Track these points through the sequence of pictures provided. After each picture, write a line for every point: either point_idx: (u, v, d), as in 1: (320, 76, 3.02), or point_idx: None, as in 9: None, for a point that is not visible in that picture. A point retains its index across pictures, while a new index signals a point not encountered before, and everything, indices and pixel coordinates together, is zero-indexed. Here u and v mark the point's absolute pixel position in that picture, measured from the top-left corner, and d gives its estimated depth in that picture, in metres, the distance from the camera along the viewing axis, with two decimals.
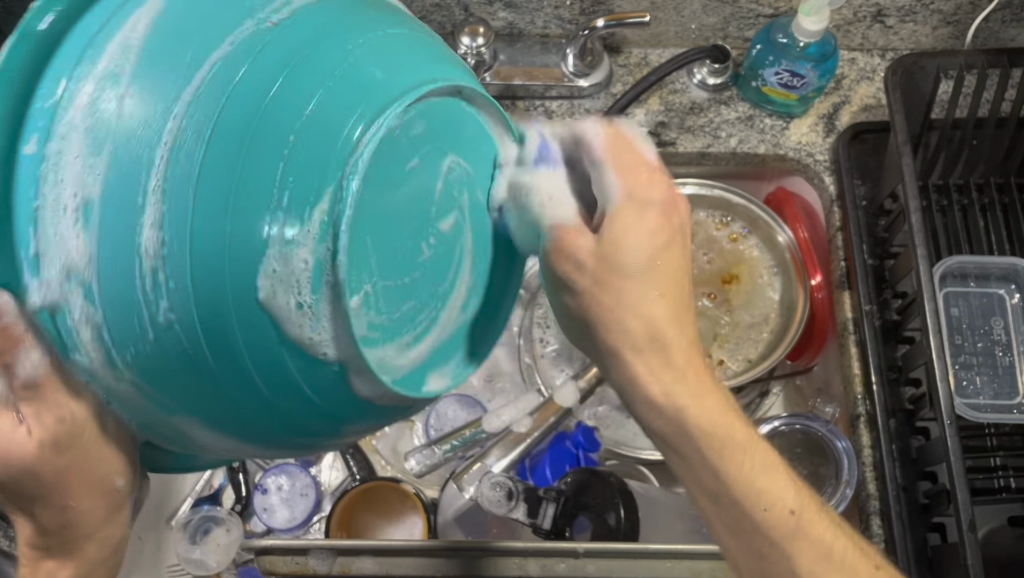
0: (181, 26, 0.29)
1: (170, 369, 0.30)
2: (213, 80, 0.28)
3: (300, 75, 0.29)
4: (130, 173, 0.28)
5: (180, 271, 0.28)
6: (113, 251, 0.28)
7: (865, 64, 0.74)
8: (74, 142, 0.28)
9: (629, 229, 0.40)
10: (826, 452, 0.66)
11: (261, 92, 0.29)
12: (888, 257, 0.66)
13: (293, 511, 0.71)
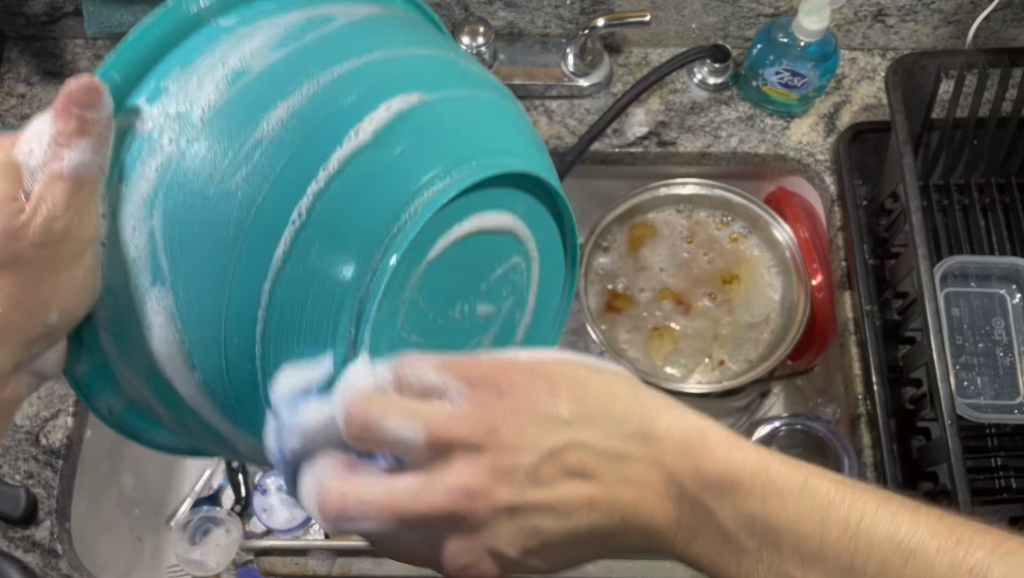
0: (375, 35, 0.37)
1: (189, 247, 0.34)
2: (353, 78, 0.35)
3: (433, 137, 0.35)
4: (254, 101, 0.34)
5: (256, 185, 0.33)
6: (214, 144, 0.33)
7: (865, 64, 0.74)
8: (250, 46, 0.35)
9: (571, 393, 0.40)
10: (826, 451, 0.67)
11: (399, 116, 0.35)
12: (888, 257, 0.66)
13: (292, 512, 0.70)
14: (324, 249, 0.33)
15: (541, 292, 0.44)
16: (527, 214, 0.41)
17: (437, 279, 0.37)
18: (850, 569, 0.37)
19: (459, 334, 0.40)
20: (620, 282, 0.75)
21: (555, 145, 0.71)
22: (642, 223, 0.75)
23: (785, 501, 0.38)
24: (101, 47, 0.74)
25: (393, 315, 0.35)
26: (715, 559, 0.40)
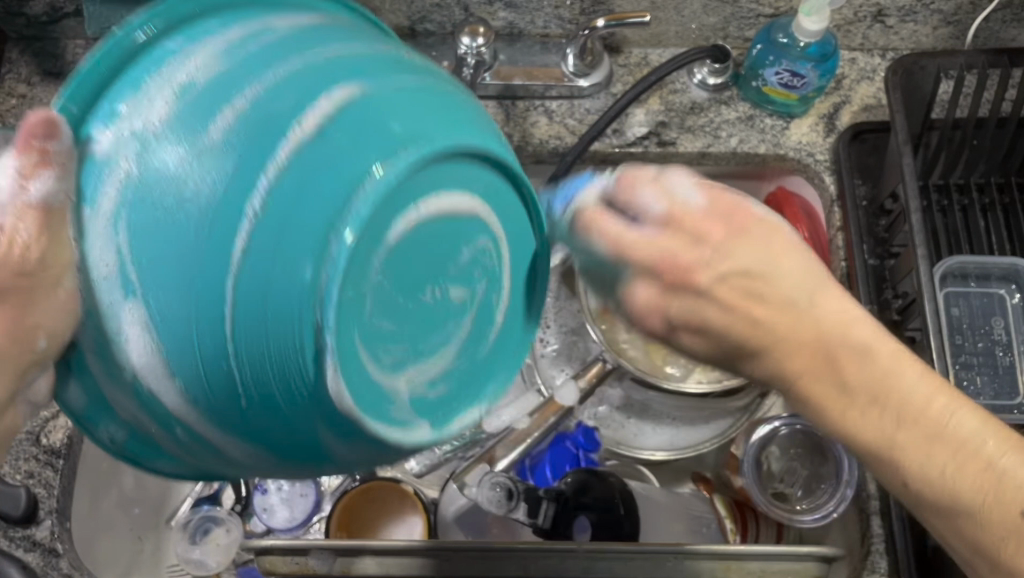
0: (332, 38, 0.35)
1: (154, 258, 0.31)
2: (293, 80, 0.32)
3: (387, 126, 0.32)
4: (206, 104, 0.31)
5: (211, 186, 0.30)
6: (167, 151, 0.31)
7: (865, 65, 0.74)
8: (195, 59, 0.32)
9: (740, 251, 0.39)
10: (827, 452, 0.66)
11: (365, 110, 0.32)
12: (888, 257, 0.66)
13: (293, 511, 0.71)
14: (277, 252, 0.30)
15: (513, 278, 0.41)
16: (485, 193, 0.37)
17: (400, 267, 0.34)
18: (939, 437, 0.38)
19: (426, 323, 0.36)
20: None
21: (555, 145, 0.71)
22: None
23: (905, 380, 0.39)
24: None
25: (356, 305, 0.32)
26: (822, 404, 0.40)
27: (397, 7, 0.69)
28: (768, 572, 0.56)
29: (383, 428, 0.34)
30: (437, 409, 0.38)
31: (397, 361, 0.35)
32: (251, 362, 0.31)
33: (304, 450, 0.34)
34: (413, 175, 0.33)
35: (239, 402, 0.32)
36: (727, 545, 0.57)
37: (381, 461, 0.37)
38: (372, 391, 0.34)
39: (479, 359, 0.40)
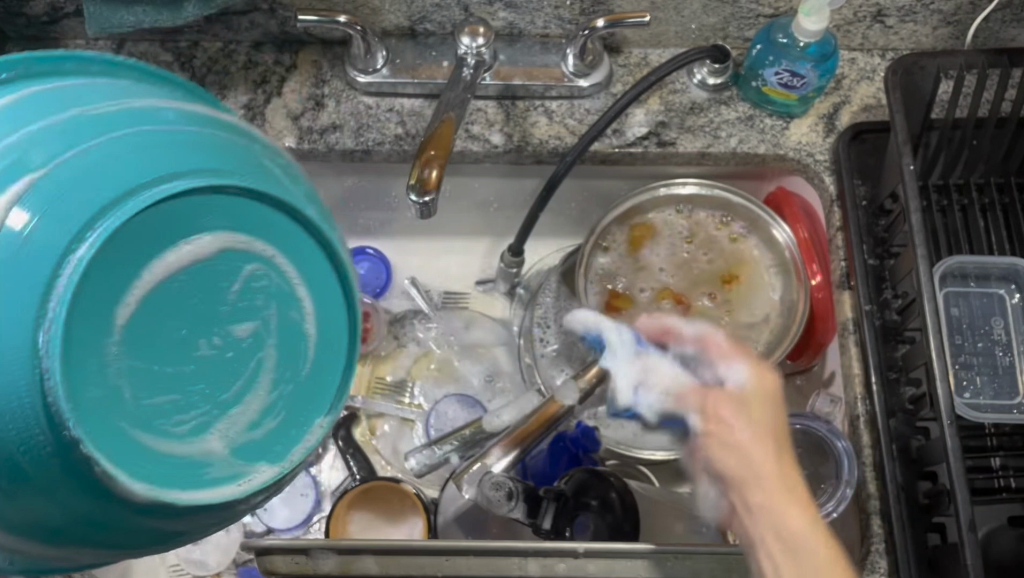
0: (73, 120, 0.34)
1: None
2: (86, 157, 0.33)
3: (107, 193, 0.32)
4: None
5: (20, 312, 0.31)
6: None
7: (865, 64, 0.74)
8: None
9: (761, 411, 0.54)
10: (826, 451, 0.66)
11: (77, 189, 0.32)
12: (888, 257, 0.66)
13: (293, 511, 0.73)
14: (9, 370, 0.31)
15: (314, 291, 0.40)
16: (231, 224, 0.36)
17: (142, 337, 0.34)
18: (780, 501, 0.49)
19: (219, 377, 0.37)
20: (620, 282, 0.75)
21: (555, 145, 0.71)
22: (642, 223, 0.75)
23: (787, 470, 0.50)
24: (101, 47, 0.74)
25: (112, 394, 0.33)
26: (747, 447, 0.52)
27: (397, 7, 0.69)
28: None
29: (198, 496, 0.36)
30: (271, 445, 0.39)
31: (201, 422, 0.36)
32: (25, 478, 0.32)
33: (142, 539, 0.36)
34: (102, 248, 0.32)
35: (66, 527, 0.34)
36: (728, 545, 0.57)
37: (236, 510, 0.39)
38: (177, 463, 0.35)
39: (305, 379, 0.40)
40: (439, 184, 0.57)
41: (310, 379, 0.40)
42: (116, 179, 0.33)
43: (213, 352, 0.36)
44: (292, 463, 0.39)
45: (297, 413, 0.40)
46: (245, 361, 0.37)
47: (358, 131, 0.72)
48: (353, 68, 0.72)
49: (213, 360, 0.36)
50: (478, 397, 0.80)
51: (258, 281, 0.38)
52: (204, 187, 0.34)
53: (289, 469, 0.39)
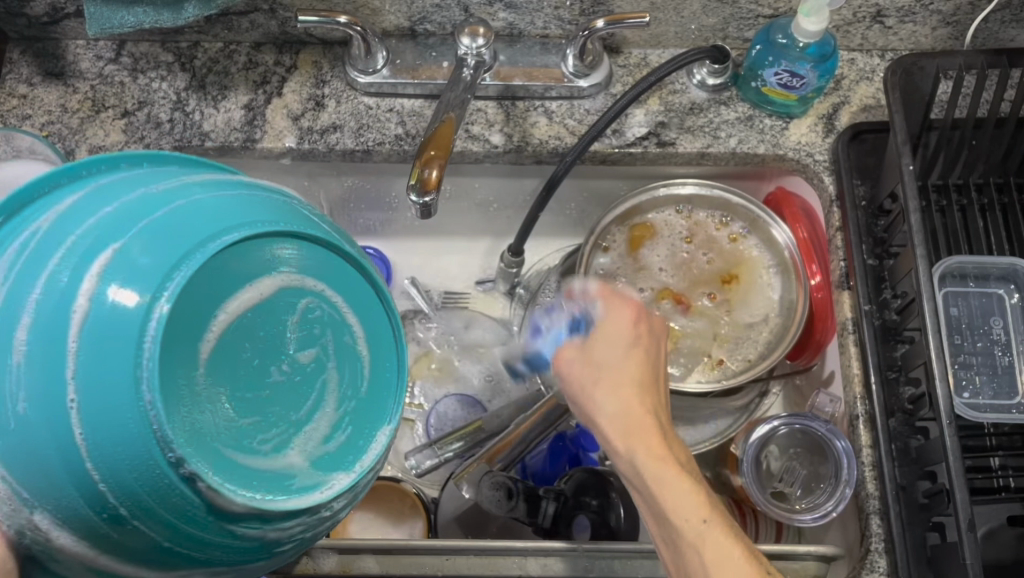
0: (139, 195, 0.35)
1: (104, 436, 0.32)
2: (162, 217, 0.34)
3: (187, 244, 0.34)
4: (53, 304, 0.32)
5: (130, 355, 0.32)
6: (93, 339, 0.32)
7: (864, 65, 0.74)
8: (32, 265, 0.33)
9: (614, 357, 0.51)
10: (826, 451, 0.66)
11: (161, 242, 0.34)
12: (887, 257, 0.66)
13: None
14: (113, 417, 0.32)
15: (361, 316, 0.41)
16: (286, 266, 0.37)
17: (223, 367, 0.35)
18: (657, 480, 0.45)
19: (290, 400, 0.38)
20: (620, 282, 0.75)
21: (555, 145, 0.71)
22: (642, 223, 0.75)
23: (657, 436, 0.48)
24: (102, 48, 0.74)
25: (202, 419, 0.34)
26: (618, 406, 0.48)
27: (397, 8, 0.69)
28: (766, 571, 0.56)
29: (291, 502, 0.36)
30: (345, 455, 0.39)
31: (280, 439, 0.37)
32: (134, 504, 0.32)
33: (250, 551, 0.36)
34: (185, 295, 0.34)
35: (169, 551, 0.34)
36: None
37: (318, 526, 0.39)
38: (266, 476, 0.36)
39: (365, 394, 0.40)
40: (439, 184, 0.57)
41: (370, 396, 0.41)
42: (194, 231, 0.34)
43: (289, 379, 0.37)
44: (369, 469, 0.40)
45: (365, 428, 0.40)
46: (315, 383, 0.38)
47: (358, 131, 0.72)
48: (353, 68, 0.72)
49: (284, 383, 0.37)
50: (478, 398, 0.80)
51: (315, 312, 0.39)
52: (262, 235, 0.36)
53: (364, 473, 0.39)
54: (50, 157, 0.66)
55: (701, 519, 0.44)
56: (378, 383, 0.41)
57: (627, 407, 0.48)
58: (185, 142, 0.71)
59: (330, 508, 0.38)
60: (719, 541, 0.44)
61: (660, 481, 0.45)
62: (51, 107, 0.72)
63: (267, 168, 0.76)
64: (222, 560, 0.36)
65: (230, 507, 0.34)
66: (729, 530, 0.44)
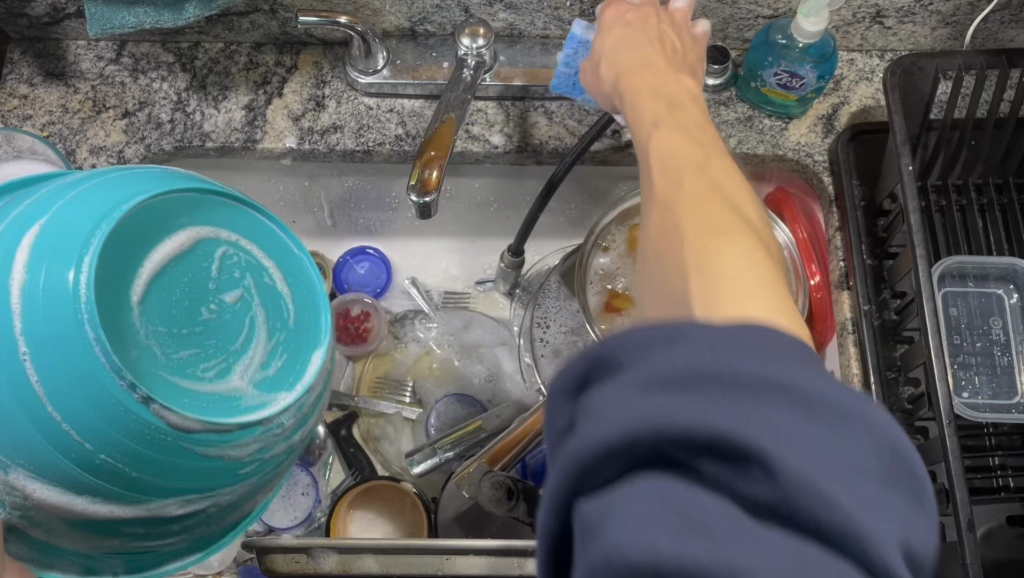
0: (49, 190, 0.37)
1: (59, 386, 0.33)
2: (74, 194, 0.35)
3: (96, 206, 0.35)
4: None
5: (63, 312, 0.33)
6: (32, 306, 0.33)
7: (863, 65, 0.74)
8: None
9: (629, 30, 0.55)
10: None
11: (73, 211, 0.35)
12: (886, 257, 0.66)
13: (294, 510, 0.73)
14: (63, 356, 0.32)
15: (276, 259, 0.42)
16: (197, 220, 0.39)
17: (154, 312, 0.36)
18: (636, 121, 0.49)
19: (221, 336, 0.39)
20: (620, 282, 0.75)
21: (555, 146, 0.72)
22: None
23: (655, 102, 0.48)
24: (103, 48, 0.75)
25: (142, 353, 0.35)
26: (633, 72, 0.52)
27: (397, 8, 0.69)
28: None
29: (241, 419, 0.37)
30: (286, 377, 0.40)
31: (219, 368, 0.38)
32: (100, 442, 0.33)
33: (214, 476, 0.37)
34: (108, 245, 0.34)
35: (137, 482, 0.35)
36: None
37: (278, 448, 0.39)
38: (209, 400, 0.37)
39: (293, 325, 0.41)
40: (439, 184, 0.57)
41: (298, 323, 0.42)
42: (99, 199, 0.35)
43: (219, 318, 0.38)
44: (310, 387, 0.40)
45: (300, 352, 0.41)
46: (245, 317, 0.39)
47: (358, 131, 0.72)
48: (353, 68, 0.72)
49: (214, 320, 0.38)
50: (478, 397, 0.79)
51: (230, 254, 0.40)
52: (166, 193, 0.37)
53: (309, 390, 0.40)
54: (52, 157, 0.66)
55: (653, 137, 0.46)
56: (302, 311, 0.42)
57: (640, 81, 0.51)
58: (185, 143, 0.71)
59: (283, 427, 0.39)
60: (681, 160, 0.43)
61: (639, 127, 0.48)
62: (52, 107, 0.72)
63: (268, 168, 0.76)
64: (188, 488, 0.36)
65: (186, 429, 0.35)
66: (707, 175, 0.42)
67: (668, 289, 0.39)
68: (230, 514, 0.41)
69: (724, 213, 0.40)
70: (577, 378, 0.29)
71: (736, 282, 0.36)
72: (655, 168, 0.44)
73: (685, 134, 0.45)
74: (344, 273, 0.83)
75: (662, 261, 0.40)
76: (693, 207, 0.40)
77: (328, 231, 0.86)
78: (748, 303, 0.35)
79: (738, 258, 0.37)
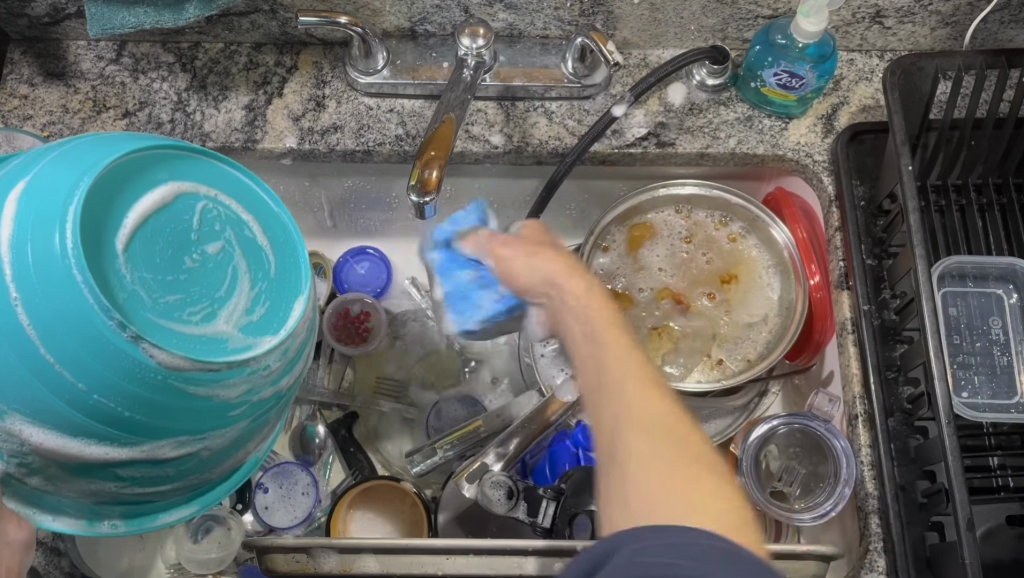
0: (37, 158, 0.40)
1: (54, 331, 0.36)
2: (59, 160, 0.39)
3: (78, 166, 0.39)
4: None
5: (51, 262, 0.36)
6: (25, 260, 0.36)
7: (863, 65, 0.75)
8: None
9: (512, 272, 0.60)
10: (825, 450, 0.67)
11: (57, 172, 0.38)
12: (886, 257, 0.66)
13: (293, 510, 0.73)
14: (56, 302, 0.36)
15: (256, 213, 0.45)
16: (174, 177, 0.42)
17: (141, 259, 0.39)
18: (601, 428, 0.49)
19: (206, 283, 0.41)
20: (620, 282, 0.76)
21: (555, 146, 0.72)
22: (642, 223, 0.76)
23: (611, 356, 0.51)
24: (103, 48, 0.75)
25: (130, 296, 0.38)
26: (572, 313, 0.56)
27: (397, 9, 0.70)
28: None
29: (229, 357, 0.40)
30: (270, 322, 0.43)
31: (205, 313, 0.40)
32: (94, 381, 0.37)
33: (203, 415, 0.40)
34: (90, 198, 0.38)
35: (129, 421, 0.38)
36: None
37: (264, 390, 0.43)
38: (195, 341, 0.39)
39: (276, 274, 0.44)
40: (439, 184, 0.57)
41: (282, 271, 0.44)
42: (80, 161, 0.39)
43: (204, 268, 0.41)
44: (294, 330, 0.43)
45: (283, 299, 0.44)
46: (230, 266, 0.42)
47: (358, 131, 0.72)
48: (353, 69, 0.72)
49: (198, 270, 0.41)
50: (478, 398, 0.79)
51: (210, 208, 0.42)
52: (140, 153, 0.41)
53: (291, 333, 0.43)
54: None
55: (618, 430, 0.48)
56: (284, 260, 0.45)
57: (587, 332, 0.54)
58: (185, 143, 0.71)
59: (269, 368, 0.42)
60: (653, 439, 0.46)
61: (597, 398, 0.50)
62: (52, 107, 0.72)
63: (267, 168, 0.76)
64: (178, 427, 0.40)
65: (174, 367, 0.38)
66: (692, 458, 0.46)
67: (649, 493, 0.44)
68: (218, 461, 0.45)
69: (686, 442, 0.47)
70: (584, 570, 0.37)
71: (708, 508, 0.44)
72: (619, 453, 0.47)
73: (652, 386, 0.49)
74: (344, 274, 0.83)
75: (605, 435, 0.48)
76: (640, 427, 0.47)
77: (328, 231, 0.86)
78: (702, 506, 0.44)
79: (688, 462, 0.46)
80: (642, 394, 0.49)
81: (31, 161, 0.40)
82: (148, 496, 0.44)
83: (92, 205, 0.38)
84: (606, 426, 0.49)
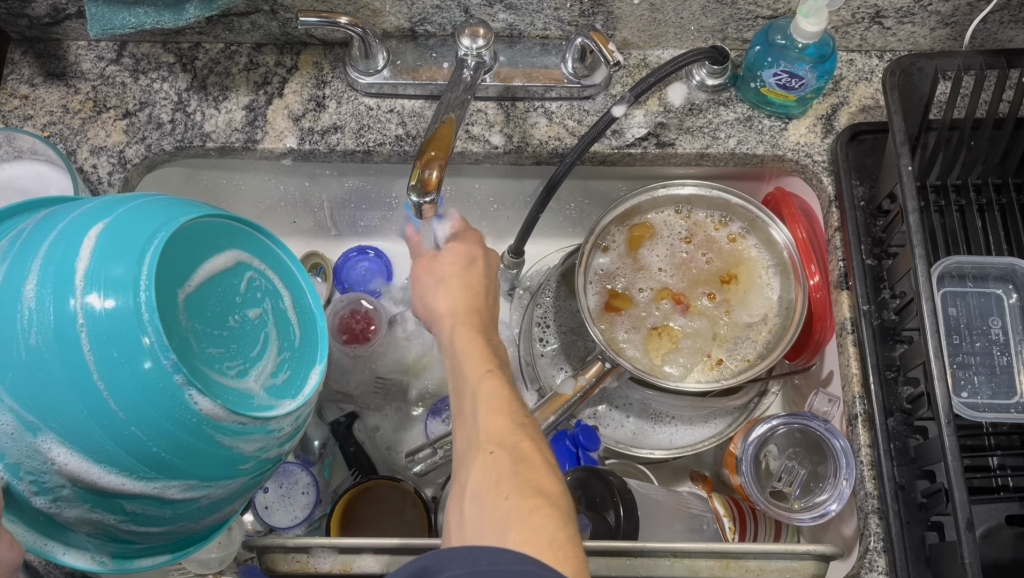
0: (116, 200, 0.43)
1: (108, 367, 0.37)
2: (143, 207, 0.42)
3: (162, 216, 0.41)
4: (65, 267, 0.38)
5: (124, 299, 0.38)
6: (95, 293, 0.38)
7: (862, 66, 0.75)
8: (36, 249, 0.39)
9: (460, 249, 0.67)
10: (825, 450, 0.67)
11: (142, 217, 0.41)
12: (886, 257, 0.66)
13: (293, 510, 0.73)
14: (117, 339, 0.37)
15: (290, 292, 0.49)
16: (232, 244, 0.45)
17: (193, 311, 0.42)
18: (459, 447, 0.52)
19: (240, 341, 0.44)
20: (619, 281, 0.76)
21: (555, 146, 0.72)
22: (642, 223, 0.76)
23: (472, 380, 0.55)
24: (104, 49, 0.75)
25: (182, 342, 0.40)
26: (461, 336, 0.59)
27: (397, 9, 0.70)
28: (767, 570, 0.57)
29: (257, 413, 0.42)
30: (289, 388, 0.46)
31: (239, 369, 0.43)
32: (135, 416, 0.38)
33: (221, 466, 0.41)
34: (167, 246, 0.41)
35: (155, 459, 0.39)
36: (725, 543, 0.58)
37: (273, 450, 0.45)
38: (230, 395, 0.41)
39: (299, 348, 0.48)
40: (439, 184, 0.57)
41: (303, 347, 0.48)
42: (163, 211, 0.42)
43: (241, 328, 0.44)
44: (309, 399, 0.46)
45: (301, 372, 0.47)
46: (263, 332, 0.45)
47: (358, 132, 0.72)
48: (353, 69, 0.73)
49: (239, 333, 0.44)
50: None
51: (255, 278, 0.46)
52: (215, 217, 0.44)
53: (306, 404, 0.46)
54: (53, 156, 0.67)
55: (463, 447, 0.52)
56: (306, 337, 0.49)
57: (468, 352, 0.57)
58: (185, 143, 0.71)
59: (283, 431, 0.44)
60: (481, 463, 0.49)
61: (456, 424, 0.54)
62: (52, 108, 0.72)
63: (267, 168, 0.76)
64: (197, 472, 0.41)
65: (214, 417, 0.39)
66: (474, 469, 0.49)
67: (479, 513, 0.47)
68: (209, 515, 0.45)
69: (524, 466, 0.49)
70: None
71: (532, 531, 0.44)
72: (463, 467, 0.50)
73: (496, 413, 0.52)
74: (344, 273, 0.84)
75: (458, 479, 0.51)
76: (483, 452, 0.50)
77: (328, 231, 0.86)
78: (527, 519, 0.45)
79: (521, 484, 0.47)
80: (488, 414, 0.52)
81: (106, 202, 0.42)
82: (138, 537, 0.45)
83: (168, 255, 0.41)
84: (461, 443, 0.52)
